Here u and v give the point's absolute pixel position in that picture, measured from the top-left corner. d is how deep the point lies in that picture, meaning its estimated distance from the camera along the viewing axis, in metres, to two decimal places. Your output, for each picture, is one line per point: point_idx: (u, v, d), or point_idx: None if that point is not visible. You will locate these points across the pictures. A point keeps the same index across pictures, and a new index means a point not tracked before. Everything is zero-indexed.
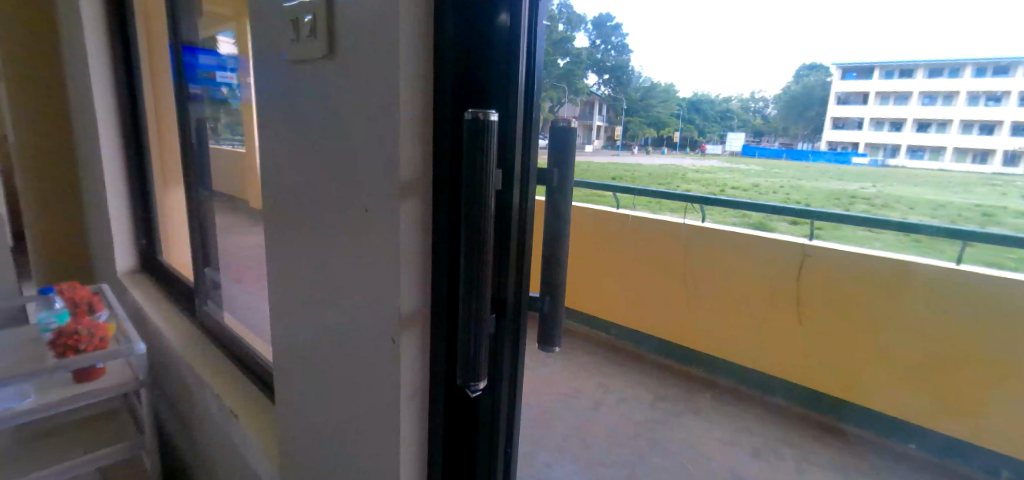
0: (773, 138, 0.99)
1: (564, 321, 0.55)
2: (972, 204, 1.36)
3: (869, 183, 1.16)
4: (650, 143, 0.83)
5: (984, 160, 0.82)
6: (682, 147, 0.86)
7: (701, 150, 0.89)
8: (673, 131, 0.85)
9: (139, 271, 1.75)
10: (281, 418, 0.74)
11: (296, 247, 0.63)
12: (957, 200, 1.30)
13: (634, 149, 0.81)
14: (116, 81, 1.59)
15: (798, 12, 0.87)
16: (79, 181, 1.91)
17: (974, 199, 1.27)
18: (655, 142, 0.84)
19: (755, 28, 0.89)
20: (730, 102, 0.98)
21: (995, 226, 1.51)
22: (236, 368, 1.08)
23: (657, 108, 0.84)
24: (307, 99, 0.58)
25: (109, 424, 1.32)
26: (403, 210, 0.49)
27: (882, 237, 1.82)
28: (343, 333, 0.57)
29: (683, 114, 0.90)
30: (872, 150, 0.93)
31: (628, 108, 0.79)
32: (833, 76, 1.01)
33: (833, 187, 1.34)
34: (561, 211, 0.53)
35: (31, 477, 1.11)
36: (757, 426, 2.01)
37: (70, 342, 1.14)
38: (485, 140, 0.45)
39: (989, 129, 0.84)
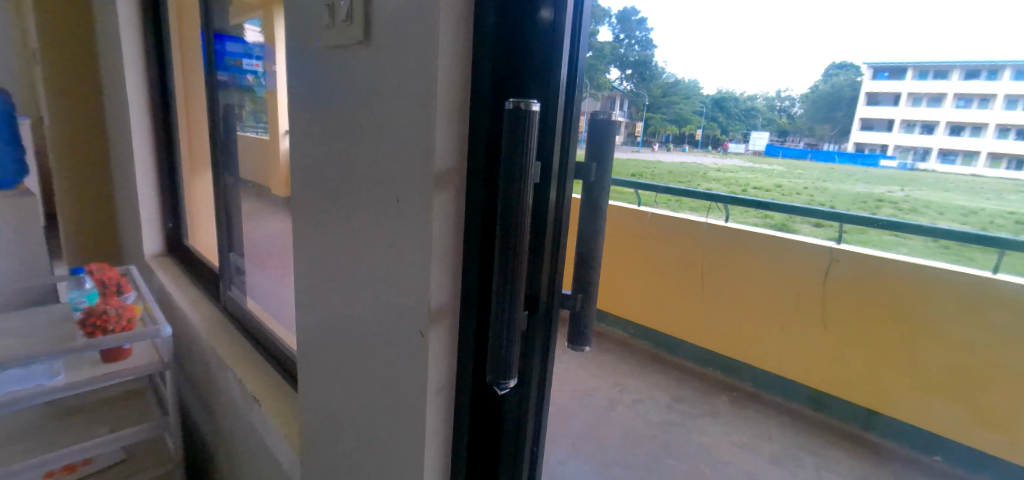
0: (797, 138, 0.87)
1: (595, 321, 0.54)
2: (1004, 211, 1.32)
3: (893, 186, 1.12)
4: (670, 142, 0.75)
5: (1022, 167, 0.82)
6: (704, 147, 0.77)
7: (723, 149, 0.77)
8: (693, 129, 0.78)
9: (166, 254, 1.78)
10: (303, 407, 0.74)
11: (324, 235, 0.63)
12: (990, 207, 1.26)
13: (655, 146, 0.72)
14: (147, 67, 1.61)
15: (817, 12, 0.86)
16: (110, 164, 1.95)
17: (1008, 205, 1.23)
18: (677, 139, 0.77)
19: (778, 30, 0.89)
20: (755, 99, 0.82)
21: None
22: (258, 354, 1.10)
23: (678, 104, 0.77)
24: (340, 87, 0.57)
25: (133, 403, 1.34)
26: (437, 200, 0.48)
27: (910, 243, 1.77)
28: (370, 324, 0.57)
29: (705, 112, 0.80)
30: (901, 154, 0.93)
31: (651, 103, 0.71)
32: (864, 76, 0.94)
33: (862, 190, 1.30)
34: (598, 204, 0.52)
35: (59, 452, 1.14)
36: (775, 432, 1.98)
37: (98, 321, 1.16)
38: (526, 131, 0.44)
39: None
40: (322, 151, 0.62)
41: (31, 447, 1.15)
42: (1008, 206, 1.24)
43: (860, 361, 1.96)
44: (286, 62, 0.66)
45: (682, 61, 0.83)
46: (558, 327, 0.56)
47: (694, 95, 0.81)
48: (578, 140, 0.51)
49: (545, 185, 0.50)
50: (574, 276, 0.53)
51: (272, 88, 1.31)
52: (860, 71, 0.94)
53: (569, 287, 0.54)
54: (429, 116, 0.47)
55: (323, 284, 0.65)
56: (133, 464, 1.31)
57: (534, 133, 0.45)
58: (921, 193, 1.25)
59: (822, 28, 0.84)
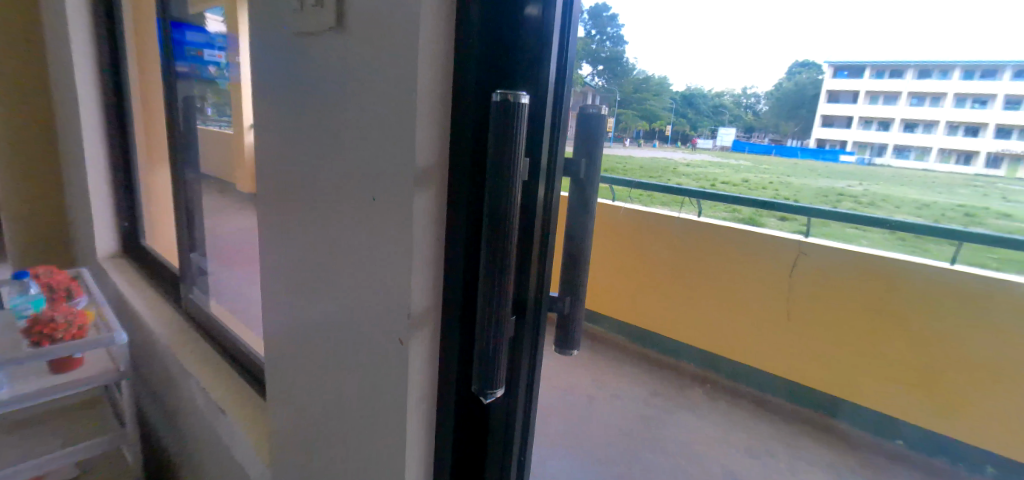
0: (763, 135, 0.78)
1: (584, 325, 0.51)
2: (955, 205, 1.33)
3: (858, 181, 1.14)
4: (640, 138, 0.71)
5: (967, 162, 0.76)
6: (673, 142, 0.71)
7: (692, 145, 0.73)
8: (663, 125, 0.72)
9: (121, 255, 1.69)
10: (273, 416, 0.70)
11: (292, 234, 0.59)
12: (942, 200, 1.28)
13: (626, 142, 0.69)
14: (98, 55, 1.51)
15: (781, 17, 0.89)
16: (60, 159, 1.84)
17: (957, 200, 1.24)
18: (646, 134, 0.71)
19: (747, 29, 0.88)
20: (723, 96, 0.77)
21: (978, 226, 1.47)
22: (222, 360, 1.04)
23: (649, 100, 0.72)
24: (309, 76, 0.53)
25: (90, 414, 1.27)
26: (418, 199, 0.45)
27: (869, 235, 1.78)
28: (344, 328, 0.54)
29: (677, 108, 0.75)
30: (860, 148, 0.81)
31: (622, 100, 0.67)
32: (825, 74, 0.82)
33: (825, 185, 1.31)
34: (588, 201, 0.49)
35: (5, 470, 1.06)
36: (749, 423, 2.02)
37: (46, 330, 1.08)
38: (513, 125, 0.41)
39: (973, 131, 0.76)
40: (291, 144, 0.58)
41: None
42: (959, 201, 1.24)
43: (828, 352, 2.02)
44: (251, 51, 0.61)
45: (652, 58, 0.77)
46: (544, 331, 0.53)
47: (662, 91, 0.74)
48: (567, 133, 0.49)
49: (533, 183, 0.48)
50: (561, 277, 0.50)
51: (234, 80, 1.22)
52: (821, 70, 0.83)
53: (557, 289, 0.51)
54: (408, 106, 0.43)
55: (293, 285, 0.61)
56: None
57: (523, 127, 0.42)
58: (879, 187, 1.27)
59: (789, 32, 0.86)
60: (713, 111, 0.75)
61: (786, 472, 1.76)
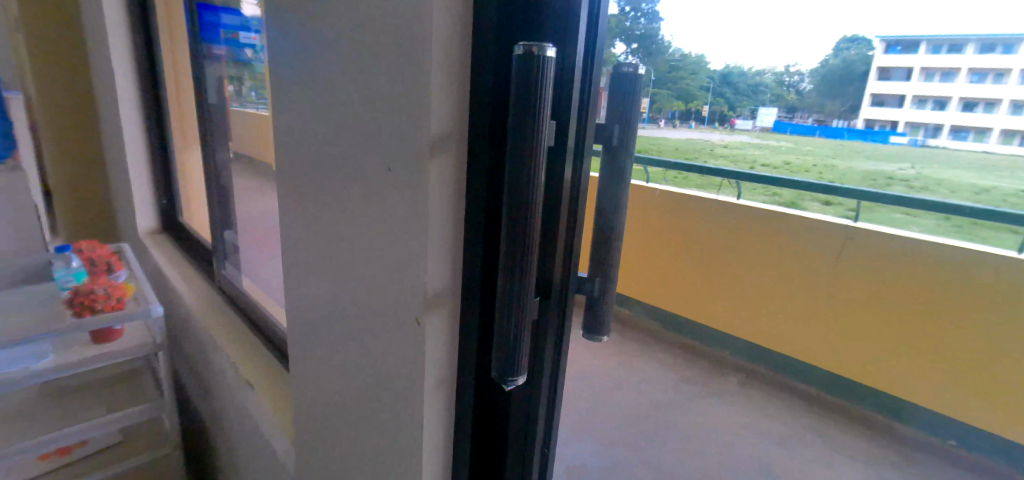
0: (806, 115, 0.70)
1: (615, 306, 0.50)
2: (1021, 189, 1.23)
3: (910, 164, 1.06)
4: (674, 119, 0.64)
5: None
6: (710, 123, 0.65)
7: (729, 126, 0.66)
8: (699, 105, 0.66)
9: (160, 231, 1.73)
10: (296, 393, 0.70)
11: (309, 207, 0.58)
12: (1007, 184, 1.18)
13: (660, 124, 0.62)
14: (132, 33, 1.53)
15: None
16: (102, 138, 1.89)
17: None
18: (681, 114, 0.65)
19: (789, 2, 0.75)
20: (764, 74, 0.68)
21: None
22: (252, 335, 1.05)
23: (684, 78, 0.65)
24: (324, 42, 0.51)
25: (131, 384, 1.31)
26: (433, 169, 0.42)
27: (921, 221, 1.67)
28: (360, 305, 0.52)
29: (713, 88, 0.66)
30: (912, 130, 0.74)
31: (657, 79, 0.60)
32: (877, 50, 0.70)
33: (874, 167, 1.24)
34: (620, 175, 0.47)
35: (52, 433, 1.10)
36: (784, 413, 1.95)
37: (87, 301, 1.12)
38: (538, 86, 0.38)
39: None
40: (308, 116, 0.56)
41: (22, 428, 1.12)
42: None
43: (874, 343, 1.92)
44: (268, 17, 0.59)
45: (688, 32, 0.68)
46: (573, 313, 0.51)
47: (699, 69, 0.66)
48: (598, 99, 0.45)
49: (558, 153, 0.44)
50: (591, 257, 0.48)
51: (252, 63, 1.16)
52: (872, 45, 0.71)
53: (586, 270, 0.49)
54: (420, 67, 0.40)
55: (312, 261, 0.59)
56: (130, 446, 1.26)
57: (547, 89, 0.38)
58: (932, 170, 1.19)
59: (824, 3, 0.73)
60: (751, 90, 0.66)
61: (823, 465, 1.70)
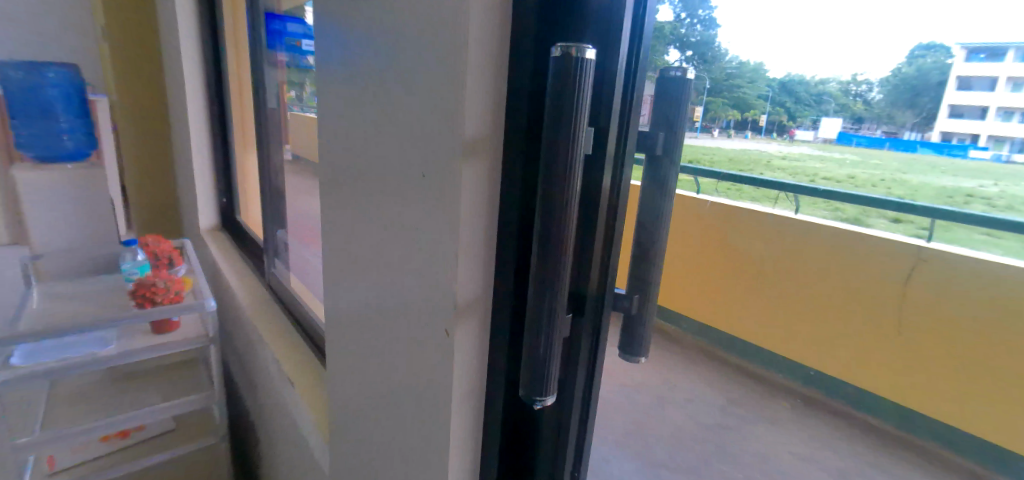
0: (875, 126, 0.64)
1: (654, 326, 0.47)
2: None
3: (991, 180, 0.96)
4: (730, 128, 0.61)
5: None
6: (768, 133, 0.62)
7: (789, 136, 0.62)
8: (757, 115, 0.62)
9: (220, 228, 1.82)
10: (331, 394, 0.70)
11: (349, 210, 0.58)
12: None
13: (715, 133, 0.61)
14: (202, 40, 1.62)
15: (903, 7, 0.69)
16: (172, 139, 2.01)
17: None
18: (737, 125, 0.62)
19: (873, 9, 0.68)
20: (829, 83, 0.63)
21: None
22: (296, 333, 1.08)
23: (743, 87, 0.62)
24: (368, 47, 0.51)
25: (185, 373, 1.37)
26: (467, 174, 0.41)
27: (1004, 243, 1.54)
28: (394, 311, 0.52)
29: (772, 96, 0.63)
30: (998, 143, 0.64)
31: (712, 87, 0.59)
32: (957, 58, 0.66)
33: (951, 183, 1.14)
34: (665, 185, 0.45)
35: (113, 417, 1.17)
36: (842, 444, 1.83)
37: (148, 293, 1.19)
38: (577, 89, 0.36)
39: None
40: (351, 118, 0.56)
41: (86, 410, 1.19)
42: None
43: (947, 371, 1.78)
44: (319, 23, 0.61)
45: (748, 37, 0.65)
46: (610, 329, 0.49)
47: (758, 77, 0.63)
48: (642, 104, 0.43)
49: (597, 160, 0.42)
50: (629, 273, 0.47)
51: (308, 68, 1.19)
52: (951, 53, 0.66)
53: (624, 285, 0.47)
54: (458, 69, 0.39)
55: (350, 264, 0.60)
56: (181, 433, 1.32)
57: (587, 92, 0.37)
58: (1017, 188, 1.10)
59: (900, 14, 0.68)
60: (813, 100, 0.63)
61: None
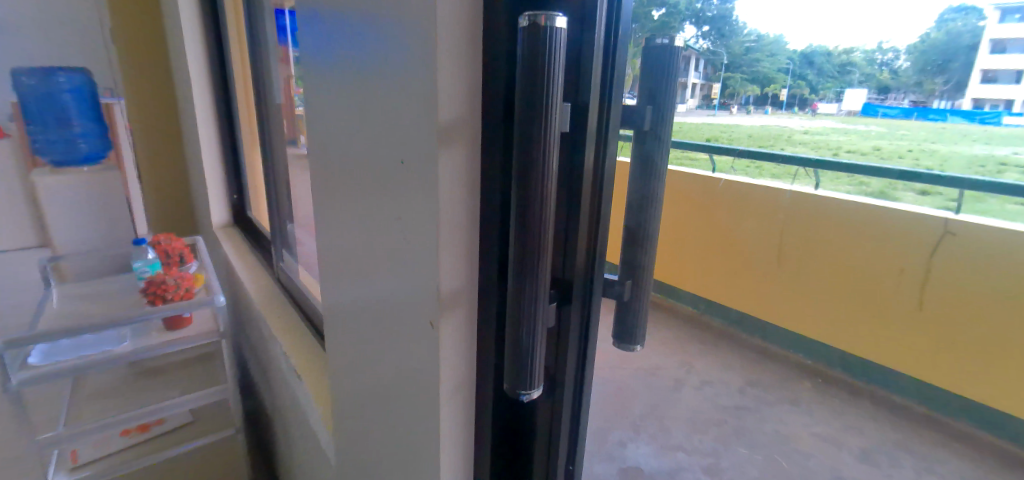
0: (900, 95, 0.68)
1: (647, 313, 0.46)
2: None
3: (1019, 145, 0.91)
4: (749, 105, 0.57)
5: None
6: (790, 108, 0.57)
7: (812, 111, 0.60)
8: (777, 89, 0.56)
9: (232, 225, 1.83)
10: (333, 388, 0.70)
11: (336, 201, 0.57)
12: None
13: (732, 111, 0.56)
14: (204, 35, 1.61)
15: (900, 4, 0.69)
16: (183, 137, 2.03)
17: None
18: (756, 100, 0.57)
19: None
20: (854, 52, 0.62)
21: None
22: (304, 325, 1.08)
23: (762, 61, 0.57)
24: (348, 31, 0.50)
25: (201, 368, 1.39)
26: (445, 161, 0.39)
27: None
28: (382, 301, 0.51)
29: (793, 69, 0.57)
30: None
31: (729, 64, 0.55)
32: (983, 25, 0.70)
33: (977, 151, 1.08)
34: (654, 163, 0.43)
35: (132, 413, 1.19)
36: (866, 425, 1.78)
37: (158, 291, 1.20)
38: (549, 60, 0.35)
39: None
40: (335, 108, 0.54)
41: (107, 408, 1.21)
42: None
43: (974, 347, 1.71)
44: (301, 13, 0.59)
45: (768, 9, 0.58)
46: (607, 316, 0.48)
47: (778, 51, 0.57)
48: (625, 82, 0.42)
49: (578, 139, 0.41)
50: (621, 258, 0.45)
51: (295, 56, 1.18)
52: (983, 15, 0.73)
53: (616, 271, 0.46)
54: (429, 51, 0.38)
55: (342, 258, 0.58)
56: (199, 426, 1.34)
57: (560, 63, 0.36)
58: None
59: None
60: (840, 69, 0.60)
61: None
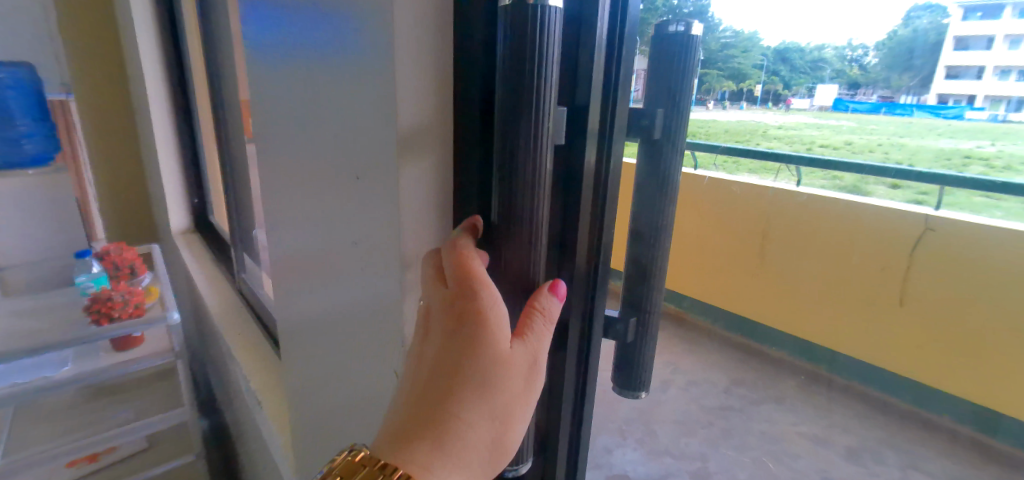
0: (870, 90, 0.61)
1: (648, 366, 0.51)
2: None
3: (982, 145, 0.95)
4: (724, 100, 0.60)
5: None
6: (764, 103, 0.59)
7: (787, 105, 0.59)
8: (752, 84, 0.60)
9: (194, 230, 1.72)
10: (299, 413, 0.65)
11: (298, 214, 0.53)
12: None
13: (709, 106, 0.58)
14: (159, 26, 1.49)
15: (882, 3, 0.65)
16: (138, 137, 1.91)
17: None
18: (732, 96, 0.61)
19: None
20: (826, 48, 0.60)
21: None
22: (267, 343, 1.00)
23: (737, 58, 0.60)
24: (301, 33, 0.45)
25: (160, 385, 1.29)
26: (406, 173, 0.38)
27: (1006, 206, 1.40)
28: (350, 323, 0.48)
29: (767, 66, 0.60)
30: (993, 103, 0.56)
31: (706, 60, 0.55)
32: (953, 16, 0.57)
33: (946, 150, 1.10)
34: (667, 162, 0.45)
35: (74, 443, 1.07)
36: (851, 422, 1.77)
37: (104, 308, 1.09)
38: (539, 57, 0.34)
39: None
40: (298, 112, 0.48)
41: (49, 435, 1.10)
42: None
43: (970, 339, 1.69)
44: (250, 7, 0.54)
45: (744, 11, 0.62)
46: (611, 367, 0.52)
47: (752, 47, 0.60)
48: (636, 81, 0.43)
49: (575, 141, 0.39)
50: (625, 297, 0.49)
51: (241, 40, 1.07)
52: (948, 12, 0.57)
53: (618, 309, 0.49)
54: (386, 59, 0.36)
55: (307, 277, 0.54)
56: (157, 452, 1.24)
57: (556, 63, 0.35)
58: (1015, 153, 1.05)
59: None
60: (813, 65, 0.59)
61: None
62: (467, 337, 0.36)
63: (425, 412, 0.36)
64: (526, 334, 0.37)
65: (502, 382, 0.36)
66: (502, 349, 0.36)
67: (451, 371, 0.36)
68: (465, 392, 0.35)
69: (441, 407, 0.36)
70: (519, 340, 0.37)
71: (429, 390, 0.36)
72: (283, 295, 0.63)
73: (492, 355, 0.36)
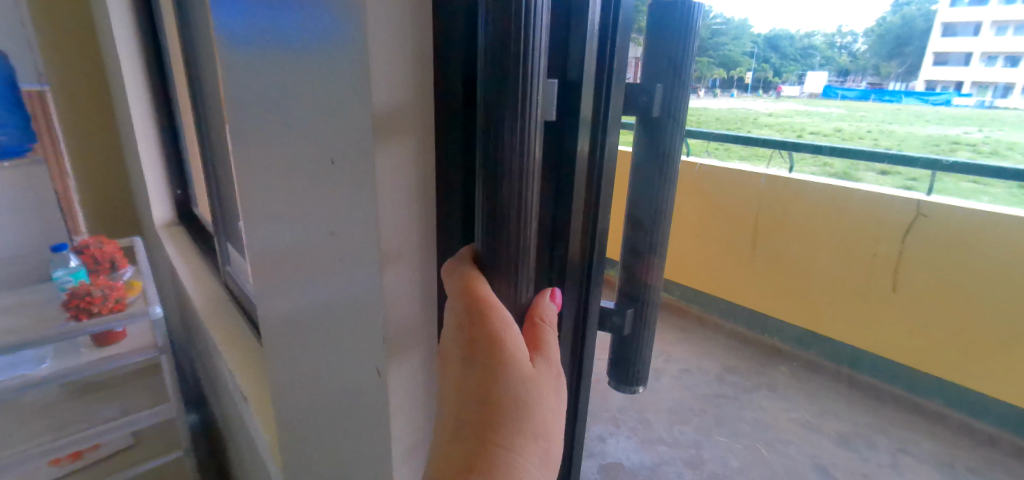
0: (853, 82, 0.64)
1: (645, 359, 0.49)
2: None
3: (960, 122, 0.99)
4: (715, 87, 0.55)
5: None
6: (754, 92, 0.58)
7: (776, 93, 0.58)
8: (742, 72, 0.58)
9: (177, 222, 1.68)
10: (285, 410, 0.63)
11: (273, 204, 0.51)
12: None
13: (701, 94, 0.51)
14: (135, 12, 1.44)
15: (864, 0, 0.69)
16: (118, 128, 1.85)
17: None
18: (723, 82, 0.56)
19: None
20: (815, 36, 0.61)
21: None
22: (253, 339, 0.97)
23: (728, 44, 0.54)
24: (269, 12, 0.42)
25: (145, 382, 1.26)
26: (383, 157, 0.36)
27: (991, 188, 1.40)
28: (332, 319, 0.46)
29: (758, 53, 0.58)
30: None
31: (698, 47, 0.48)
32: None
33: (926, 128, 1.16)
34: (665, 144, 0.44)
35: (57, 441, 1.05)
36: (843, 408, 1.77)
37: (82, 304, 1.06)
38: (523, 32, 0.32)
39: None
40: (270, 97, 0.46)
41: (28, 433, 1.07)
42: None
43: (971, 337, 1.66)
44: None
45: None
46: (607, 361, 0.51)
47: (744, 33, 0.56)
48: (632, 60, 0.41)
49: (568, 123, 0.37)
50: (620, 289, 0.48)
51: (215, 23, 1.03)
52: None
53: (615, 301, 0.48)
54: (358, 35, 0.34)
55: (287, 271, 0.52)
56: (144, 449, 1.22)
57: (541, 38, 0.33)
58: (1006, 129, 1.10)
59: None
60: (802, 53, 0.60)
61: (890, 468, 1.52)
62: (489, 361, 0.36)
63: (464, 457, 0.35)
64: (543, 347, 0.38)
65: (535, 399, 0.36)
66: (526, 369, 0.36)
67: (487, 404, 0.36)
68: (503, 421, 0.35)
69: (480, 442, 0.35)
70: (538, 354, 0.38)
71: (461, 421, 0.36)
72: (264, 289, 0.60)
73: (518, 376, 0.36)
